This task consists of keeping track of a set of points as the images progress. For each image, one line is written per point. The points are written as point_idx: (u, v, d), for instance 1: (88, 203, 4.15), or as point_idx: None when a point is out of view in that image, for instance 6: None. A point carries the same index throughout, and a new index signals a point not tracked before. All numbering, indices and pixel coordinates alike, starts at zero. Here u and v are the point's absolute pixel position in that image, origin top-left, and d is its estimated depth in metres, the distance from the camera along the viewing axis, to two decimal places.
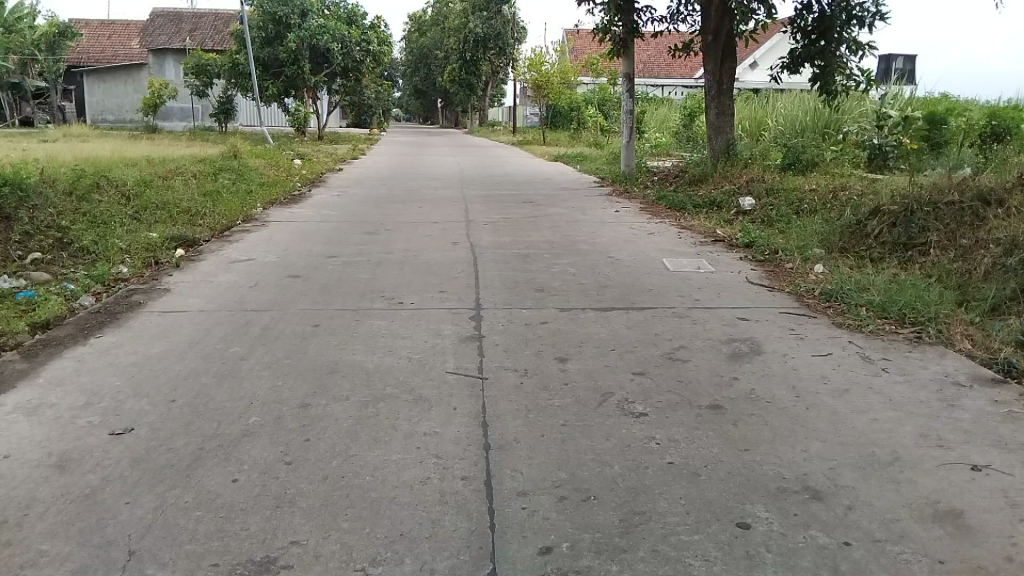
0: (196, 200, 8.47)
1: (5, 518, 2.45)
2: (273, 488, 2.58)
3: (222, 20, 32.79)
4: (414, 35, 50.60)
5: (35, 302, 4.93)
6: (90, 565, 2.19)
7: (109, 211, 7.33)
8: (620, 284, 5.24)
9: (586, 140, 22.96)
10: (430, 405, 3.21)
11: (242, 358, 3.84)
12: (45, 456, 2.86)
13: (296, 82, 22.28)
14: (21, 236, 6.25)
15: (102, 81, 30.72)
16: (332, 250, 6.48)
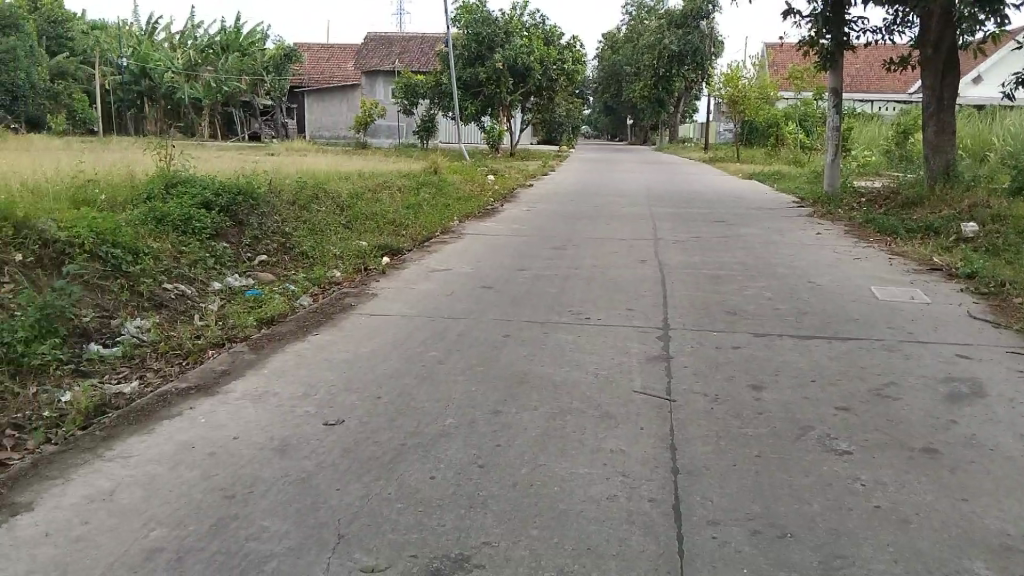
0: (401, 212, 9.06)
1: (235, 493, 2.77)
2: (467, 488, 2.70)
3: (428, 43, 34.93)
4: (606, 54, 51.04)
5: (261, 300, 5.55)
6: (306, 544, 2.41)
7: (325, 220, 8.04)
8: (820, 312, 4.97)
9: (784, 159, 21.99)
10: (617, 423, 3.22)
11: (439, 362, 4.06)
12: (269, 440, 3.19)
13: (493, 101, 23.31)
14: (251, 240, 7.02)
15: (320, 100, 33.79)
16: (521, 264, 6.67)
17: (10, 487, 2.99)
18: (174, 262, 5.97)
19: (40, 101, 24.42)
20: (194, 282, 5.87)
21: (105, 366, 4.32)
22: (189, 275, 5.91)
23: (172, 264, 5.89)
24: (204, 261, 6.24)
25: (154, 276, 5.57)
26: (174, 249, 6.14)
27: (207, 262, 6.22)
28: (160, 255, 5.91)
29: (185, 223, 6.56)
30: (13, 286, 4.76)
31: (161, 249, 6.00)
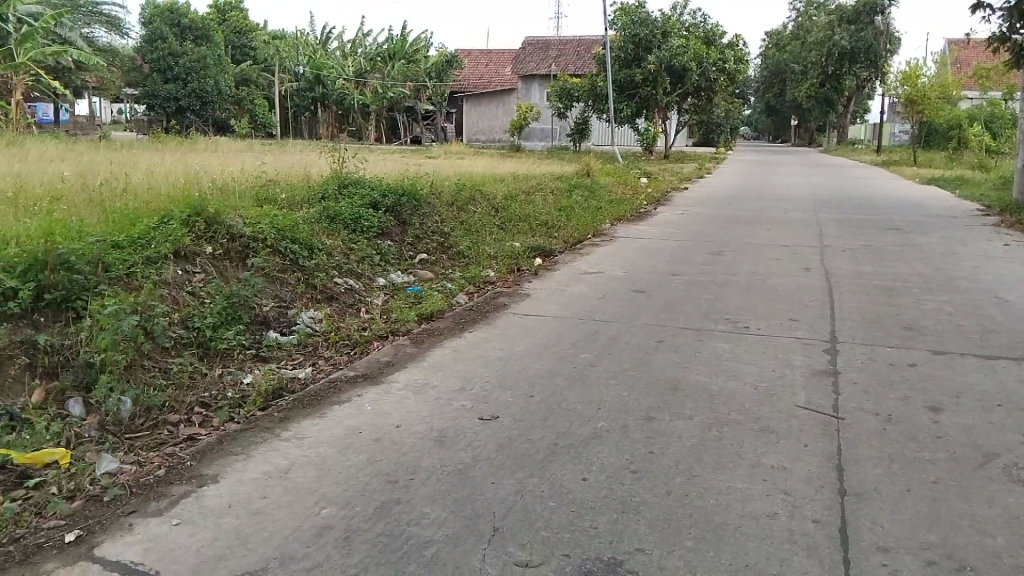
0: (553, 215, 9.18)
1: (397, 479, 2.92)
2: (620, 492, 2.70)
3: (585, 46, 35.05)
4: (769, 53, 49.03)
5: (421, 297, 5.83)
6: (463, 533, 2.50)
7: (481, 221, 8.29)
8: (1010, 330, 4.53)
9: (967, 163, 20.17)
10: (778, 438, 3.10)
11: (591, 364, 4.07)
12: (428, 430, 3.34)
13: (649, 103, 23.09)
14: (413, 239, 7.38)
15: (478, 104, 34.81)
16: (675, 268, 6.55)
17: (199, 460, 3.33)
18: (344, 258, 6.39)
19: (227, 107, 26.79)
20: (361, 278, 6.27)
21: (282, 352, 4.74)
22: (356, 270, 6.32)
23: (342, 260, 6.32)
24: (371, 258, 6.63)
25: (326, 270, 5.99)
26: (344, 246, 6.57)
27: (373, 259, 6.62)
28: (331, 251, 6.35)
29: (354, 221, 6.98)
30: (206, 276, 5.27)
31: (332, 246, 6.44)
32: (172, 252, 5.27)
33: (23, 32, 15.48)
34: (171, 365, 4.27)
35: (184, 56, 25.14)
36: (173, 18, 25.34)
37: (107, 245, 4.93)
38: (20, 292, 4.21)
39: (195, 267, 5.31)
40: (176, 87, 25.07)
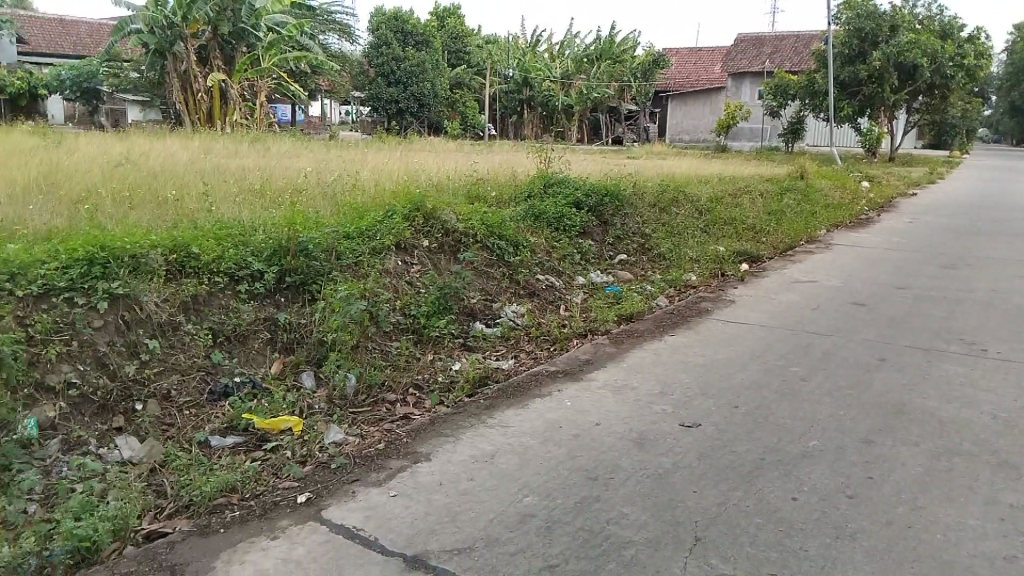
0: (762, 218, 8.81)
1: (597, 476, 2.95)
2: (833, 516, 2.54)
3: (803, 42, 33.15)
4: (1020, 47, 43.55)
5: (621, 298, 5.90)
6: (663, 539, 2.48)
7: (684, 223, 8.17)
8: None
9: None
10: (1020, 475, 2.76)
11: (803, 378, 3.86)
12: (628, 432, 3.35)
13: (874, 102, 21.41)
14: (613, 240, 7.45)
15: (684, 104, 34.14)
16: (900, 281, 6.02)
17: (413, 439, 3.62)
18: (546, 256, 6.62)
19: (441, 108, 28.36)
20: (562, 275, 6.48)
21: (487, 343, 5.08)
22: (558, 268, 6.53)
23: (544, 257, 6.55)
24: (571, 256, 6.81)
25: (528, 267, 6.27)
26: (547, 243, 6.79)
27: (574, 258, 6.80)
28: (535, 249, 6.58)
29: (558, 220, 7.15)
30: (423, 267, 5.70)
31: (536, 243, 6.67)
32: (394, 243, 5.72)
33: (270, 39, 17.47)
34: (391, 348, 4.76)
35: (408, 61, 27.11)
36: (398, 26, 27.25)
37: (340, 236, 5.46)
38: (265, 274, 4.82)
39: (413, 259, 5.75)
40: (397, 91, 26.96)
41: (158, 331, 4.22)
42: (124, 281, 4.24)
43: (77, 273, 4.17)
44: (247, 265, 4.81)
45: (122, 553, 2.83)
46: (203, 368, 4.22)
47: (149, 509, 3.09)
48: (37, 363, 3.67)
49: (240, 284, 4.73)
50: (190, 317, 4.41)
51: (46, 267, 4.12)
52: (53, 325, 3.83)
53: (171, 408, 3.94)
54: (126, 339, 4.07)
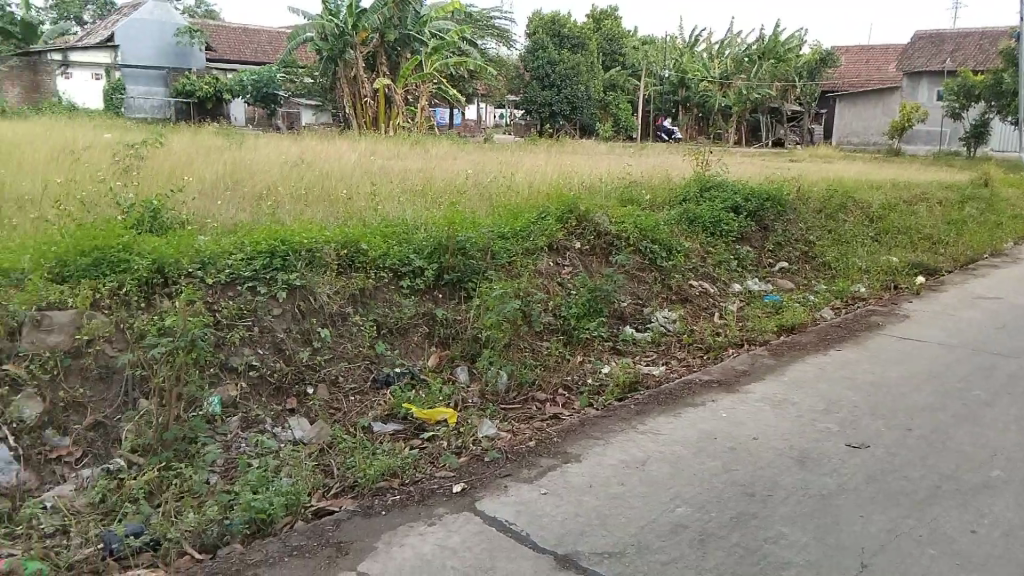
0: (940, 228, 8.26)
1: (755, 492, 3.04)
2: (1016, 555, 2.54)
3: (992, 36, 30.32)
4: None
5: (780, 307, 5.97)
6: (827, 561, 2.55)
7: (853, 231, 7.82)
8: None
9: None
10: None
11: (986, 405, 3.76)
12: (788, 449, 3.41)
13: None
14: (773, 246, 7.24)
15: (852, 105, 32.25)
16: None
17: (564, 438, 3.77)
18: (701, 261, 6.58)
19: (594, 110, 28.33)
20: (717, 282, 6.44)
21: (637, 348, 5.25)
22: (712, 274, 6.50)
23: (699, 263, 6.53)
24: (728, 263, 6.72)
25: (682, 272, 6.30)
26: (702, 248, 6.72)
27: (730, 265, 6.71)
28: (689, 253, 6.55)
29: (715, 225, 7.02)
30: (573, 270, 5.88)
31: (692, 248, 6.63)
32: (547, 244, 5.93)
33: (433, 43, 17.95)
34: (542, 347, 4.98)
35: (563, 64, 27.29)
36: (555, 29, 27.87)
37: (495, 236, 5.68)
38: (425, 271, 5.11)
39: (564, 260, 5.94)
40: (551, 94, 27.23)
41: (329, 321, 4.59)
42: (301, 273, 4.64)
43: (260, 264, 4.60)
44: (409, 262, 5.11)
45: (294, 527, 3.14)
46: (368, 357, 4.54)
47: (318, 487, 3.40)
48: (223, 346, 4.11)
49: (402, 279, 5.05)
50: (357, 308, 4.75)
51: (233, 259, 4.57)
52: (238, 312, 4.28)
53: (339, 393, 4.28)
54: (301, 327, 4.47)
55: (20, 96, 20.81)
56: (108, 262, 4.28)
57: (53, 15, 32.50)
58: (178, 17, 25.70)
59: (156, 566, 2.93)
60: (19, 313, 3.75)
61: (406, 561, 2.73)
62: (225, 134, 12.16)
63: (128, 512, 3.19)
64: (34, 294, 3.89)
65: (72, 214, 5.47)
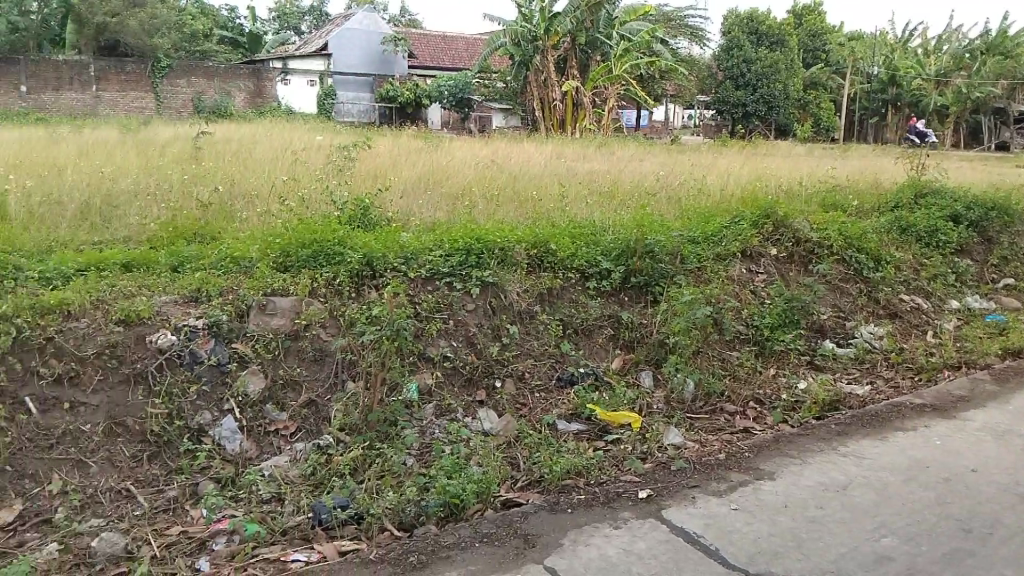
0: None
1: (973, 528, 2.98)
2: None
3: None
4: None
5: (1005, 327, 5.50)
6: None
7: None
8: None
9: None
10: None
11: None
12: (1014, 484, 3.35)
13: None
14: (998, 261, 6.58)
15: None
16: None
17: (755, 454, 3.78)
18: (913, 274, 6.09)
19: (792, 110, 26.81)
20: (931, 297, 5.94)
21: (837, 364, 4.98)
22: (926, 288, 5.99)
23: (911, 276, 6.04)
24: (944, 276, 6.18)
25: (891, 285, 5.86)
26: (915, 260, 6.22)
27: (947, 279, 6.17)
28: (900, 265, 6.08)
29: (930, 236, 6.47)
30: (769, 278, 5.65)
31: (902, 259, 6.16)
32: (740, 250, 5.74)
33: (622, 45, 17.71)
34: (732, 356, 4.86)
35: (759, 62, 26.07)
36: (751, 26, 26.54)
37: (686, 239, 5.58)
38: (613, 273, 5.14)
39: (759, 267, 5.72)
40: (745, 94, 26.16)
41: (518, 318, 4.74)
42: (494, 271, 4.83)
43: (457, 261, 4.83)
44: (596, 263, 5.17)
45: (484, 514, 3.31)
46: (554, 356, 4.63)
47: (506, 479, 3.58)
48: (421, 336, 4.37)
49: (589, 281, 5.11)
50: (545, 307, 4.86)
51: (433, 255, 4.84)
52: (435, 305, 4.53)
53: (525, 388, 4.41)
54: (492, 322, 4.64)
55: (243, 101, 23.60)
56: (325, 254, 4.69)
57: (278, 26, 35.86)
58: (384, 27, 27.59)
59: (360, 538, 3.18)
60: (248, 298, 4.22)
61: (591, 560, 2.85)
62: (422, 138, 12.90)
63: (335, 486, 3.47)
64: (261, 281, 4.36)
65: (295, 209, 6.04)
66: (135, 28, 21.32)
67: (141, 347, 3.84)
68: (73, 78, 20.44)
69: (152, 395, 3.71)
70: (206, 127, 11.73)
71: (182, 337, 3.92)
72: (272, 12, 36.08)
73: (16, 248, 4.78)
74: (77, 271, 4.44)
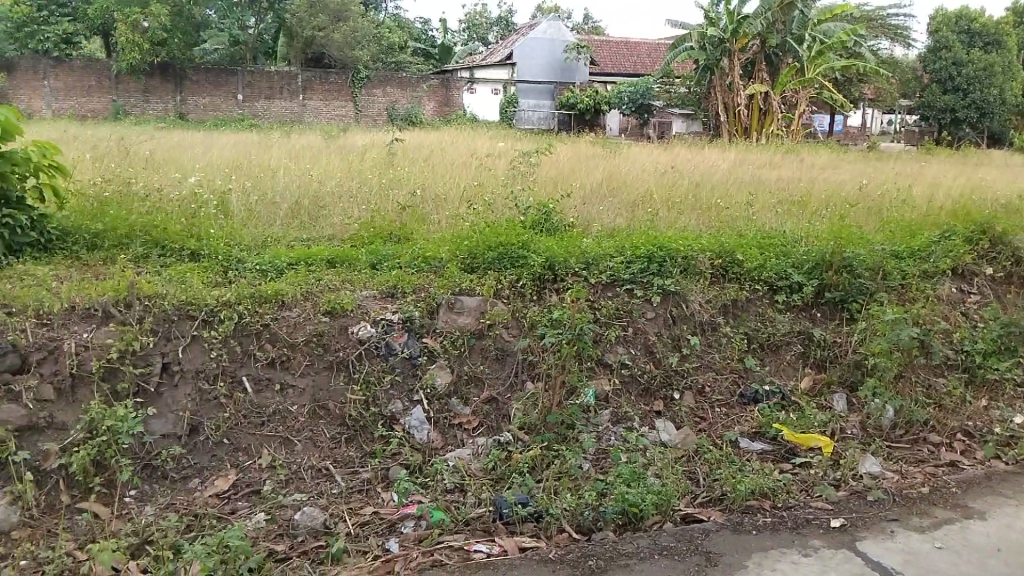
0: None
1: None
2: None
3: None
4: None
5: None
6: None
7: None
8: None
9: None
10: None
11: None
12: None
13: None
14: None
15: None
16: None
17: (965, 490, 3.60)
18: None
19: (1009, 117, 24.02)
20: None
21: None
22: None
23: None
24: None
25: None
26: None
27: None
28: None
29: None
30: (982, 300, 5.16)
31: None
32: (950, 268, 5.27)
33: (815, 46, 16.73)
34: (936, 383, 4.50)
35: (972, 64, 23.43)
36: (962, 25, 24.25)
37: (889, 254, 5.18)
38: (805, 287, 4.87)
39: (970, 287, 5.25)
40: (954, 99, 23.82)
41: (699, 329, 4.63)
42: (677, 280, 4.75)
43: (638, 268, 4.79)
44: (787, 276, 4.92)
45: (663, 527, 3.30)
46: (737, 371, 4.50)
47: (686, 493, 3.54)
48: (601, 342, 4.38)
49: (778, 294, 4.89)
50: (729, 319, 4.71)
51: (615, 261, 4.83)
52: (615, 312, 4.52)
53: (706, 402, 4.33)
54: (672, 332, 4.58)
55: (433, 109, 25.25)
56: (510, 257, 4.82)
57: (467, 37, 37.29)
58: (567, 34, 27.85)
59: (539, 536, 3.26)
60: (438, 296, 4.43)
61: None
62: (600, 143, 12.86)
63: (515, 483, 3.57)
64: (450, 281, 4.57)
65: (481, 213, 6.28)
66: (339, 41, 22.71)
67: (344, 337, 4.15)
68: (283, 88, 22.47)
69: (351, 382, 4.00)
70: (398, 136, 12.42)
71: (379, 330, 4.20)
72: (462, 23, 37.56)
73: (238, 241, 5.34)
74: (288, 265, 4.88)
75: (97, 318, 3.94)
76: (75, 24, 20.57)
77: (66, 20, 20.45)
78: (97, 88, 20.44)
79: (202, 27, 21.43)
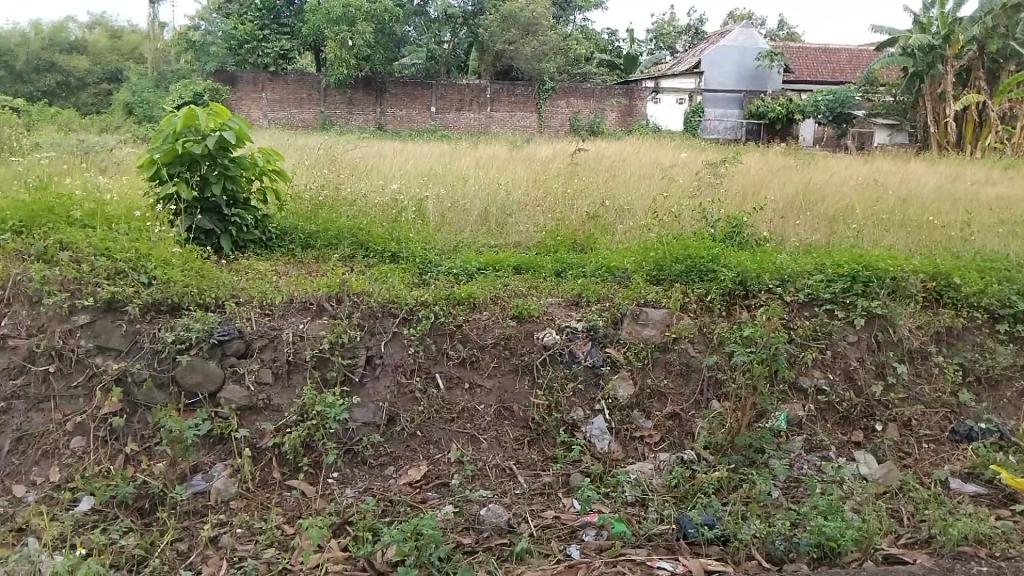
0: None
1: None
2: None
3: None
4: None
5: None
6: None
7: None
8: None
9: None
10: None
11: None
12: None
13: None
14: None
15: None
16: None
17: None
18: None
19: None
20: None
21: None
22: None
23: None
24: None
25: None
26: None
27: None
28: None
29: None
30: None
31: None
32: None
33: None
34: None
35: None
36: None
37: None
38: None
39: None
40: None
41: (907, 357, 4.26)
42: (884, 302, 4.39)
43: (839, 288, 4.47)
44: (1012, 303, 4.41)
45: (863, 565, 3.08)
46: (949, 406, 4.10)
47: (889, 532, 3.29)
48: (795, 364, 4.16)
49: (1000, 322, 4.39)
50: (942, 348, 4.30)
51: (814, 279, 4.54)
52: (812, 333, 4.26)
53: (911, 436, 3.99)
54: (876, 358, 4.24)
55: (616, 118, 25.10)
56: (698, 271, 4.69)
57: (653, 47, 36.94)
58: (760, 40, 26.76)
59: (725, 560, 3.16)
60: (623, 306, 4.40)
61: None
62: (792, 154, 12.18)
63: (699, 503, 3.48)
64: (636, 292, 4.53)
65: (667, 224, 6.18)
66: (528, 53, 23.32)
67: (529, 342, 4.23)
68: (473, 100, 23.45)
69: (535, 386, 4.09)
70: (582, 145, 12.47)
71: (564, 336, 4.24)
72: (649, 33, 37.22)
73: (433, 245, 5.63)
74: (477, 269, 5.07)
75: (311, 311, 4.32)
76: (291, 41, 22.29)
77: (285, 37, 22.20)
78: (307, 99, 22.28)
79: (403, 43, 22.81)
